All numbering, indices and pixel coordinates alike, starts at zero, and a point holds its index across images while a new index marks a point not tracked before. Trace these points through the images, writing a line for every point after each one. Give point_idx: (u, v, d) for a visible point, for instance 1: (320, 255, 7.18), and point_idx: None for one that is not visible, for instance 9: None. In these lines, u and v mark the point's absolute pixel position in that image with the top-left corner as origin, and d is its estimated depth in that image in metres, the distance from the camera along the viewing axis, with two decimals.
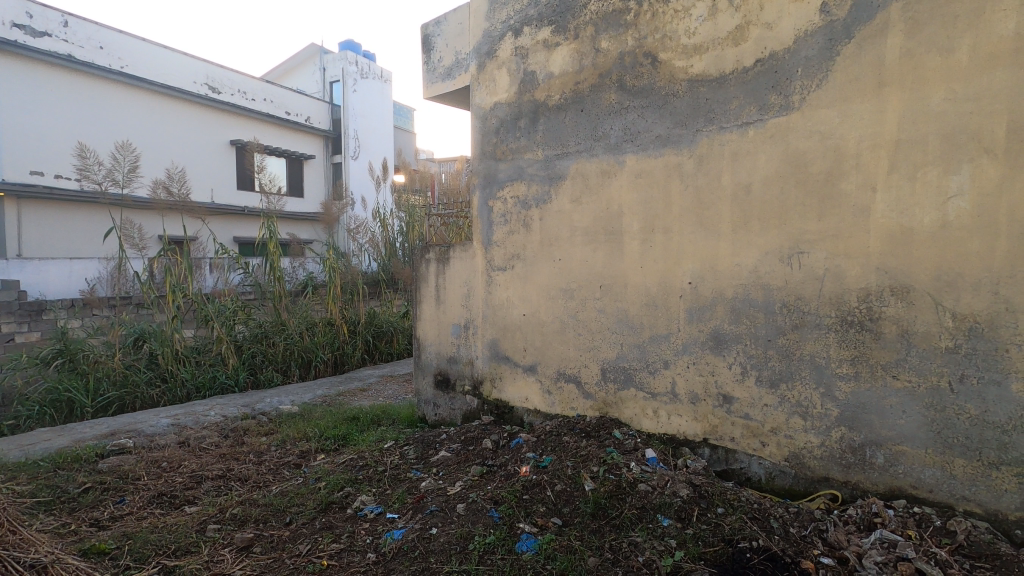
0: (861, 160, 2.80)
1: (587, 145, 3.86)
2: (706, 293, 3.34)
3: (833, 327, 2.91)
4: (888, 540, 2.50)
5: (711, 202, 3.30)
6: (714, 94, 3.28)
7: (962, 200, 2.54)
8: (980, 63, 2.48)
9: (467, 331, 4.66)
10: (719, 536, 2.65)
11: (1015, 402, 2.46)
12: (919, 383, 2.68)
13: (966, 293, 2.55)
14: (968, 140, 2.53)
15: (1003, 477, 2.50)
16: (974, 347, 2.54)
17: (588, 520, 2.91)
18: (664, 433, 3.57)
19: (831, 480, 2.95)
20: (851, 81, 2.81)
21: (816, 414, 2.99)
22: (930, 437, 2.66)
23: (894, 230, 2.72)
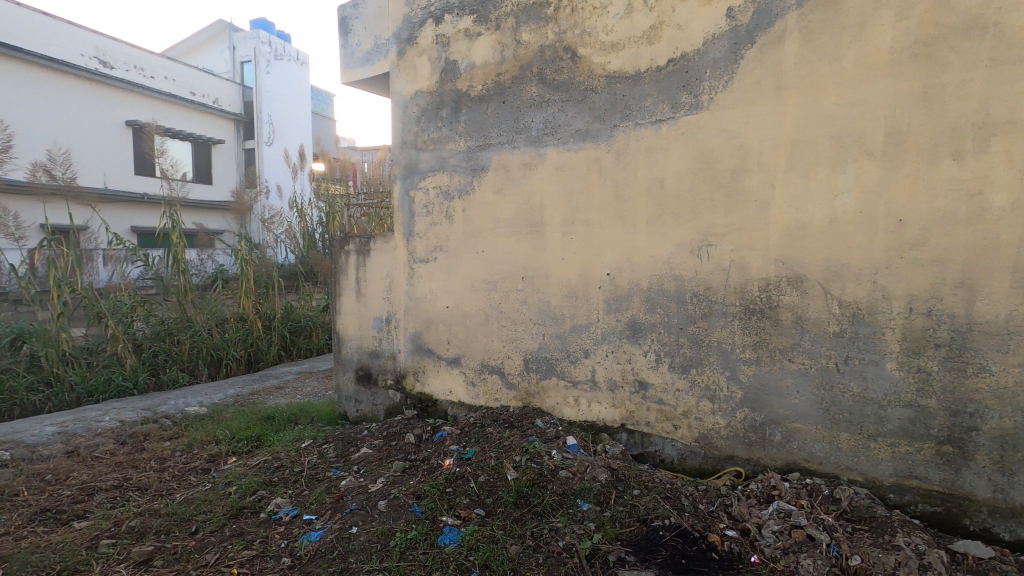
0: (763, 158, 2.99)
1: (509, 137, 3.86)
2: (624, 284, 3.46)
3: (737, 314, 3.10)
4: (783, 511, 2.71)
5: (628, 195, 3.42)
6: (630, 91, 3.38)
7: (847, 197, 2.78)
8: (863, 72, 2.72)
9: (389, 324, 4.55)
10: (635, 517, 2.77)
11: (890, 379, 2.74)
12: (811, 365, 2.92)
13: (850, 283, 2.80)
14: (853, 143, 2.76)
15: (880, 447, 2.78)
16: (857, 331, 2.80)
17: (511, 509, 2.94)
18: (585, 421, 3.68)
19: (735, 458, 3.16)
20: (753, 84, 2.98)
21: (723, 397, 3.18)
22: (820, 414, 2.91)
23: (790, 224, 2.93)
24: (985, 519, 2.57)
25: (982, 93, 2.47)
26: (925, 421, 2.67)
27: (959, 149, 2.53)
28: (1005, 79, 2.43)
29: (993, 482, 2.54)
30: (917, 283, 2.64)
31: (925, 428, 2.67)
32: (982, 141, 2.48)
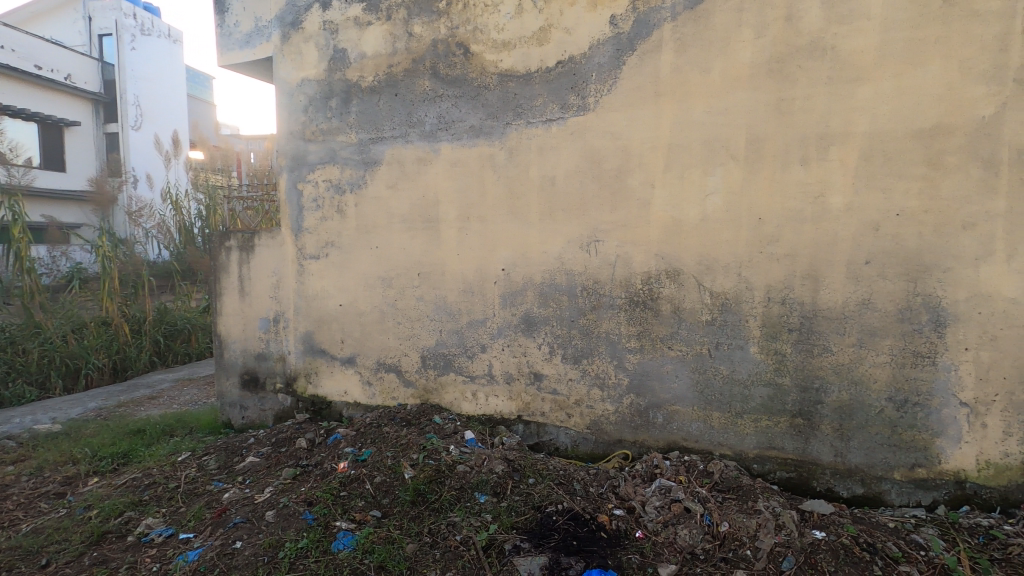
0: (644, 159, 3.19)
1: (402, 131, 3.79)
2: (518, 279, 3.54)
3: (623, 306, 3.29)
4: (664, 487, 2.93)
5: (521, 192, 3.50)
6: (521, 90, 3.45)
7: (716, 197, 3.05)
8: (728, 83, 2.98)
9: (277, 324, 4.30)
10: (530, 505, 2.85)
11: (752, 361, 3.05)
12: (688, 351, 3.17)
13: (719, 275, 3.07)
14: (720, 148, 3.03)
15: (745, 423, 3.09)
16: (726, 319, 3.08)
17: (408, 508, 2.92)
18: (482, 415, 3.73)
19: (623, 441, 3.37)
20: (634, 89, 3.17)
21: (611, 384, 3.37)
22: (695, 396, 3.18)
23: (669, 221, 3.16)
24: (828, 479, 2.95)
25: (823, 107, 2.81)
26: (781, 397, 3.01)
27: (806, 156, 2.86)
28: (840, 95, 2.78)
29: (834, 448, 2.93)
30: (774, 275, 2.96)
31: (781, 404, 3.01)
32: (823, 149, 2.83)
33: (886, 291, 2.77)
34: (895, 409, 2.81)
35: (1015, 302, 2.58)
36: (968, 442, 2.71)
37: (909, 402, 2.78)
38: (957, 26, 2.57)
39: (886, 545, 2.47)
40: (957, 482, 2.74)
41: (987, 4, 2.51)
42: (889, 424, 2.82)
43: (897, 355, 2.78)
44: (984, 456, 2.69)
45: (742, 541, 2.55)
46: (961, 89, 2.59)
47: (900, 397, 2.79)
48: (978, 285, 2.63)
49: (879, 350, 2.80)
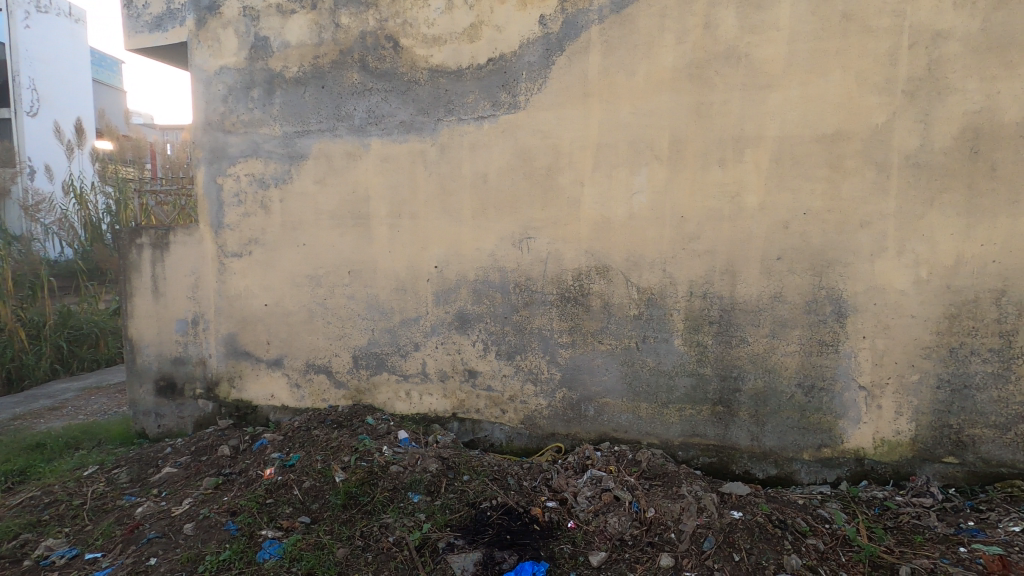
0: (573, 158, 3.26)
1: (329, 124, 3.68)
2: (451, 276, 3.53)
3: (555, 302, 3.35)
4: (595, 478, 3.02)
5: (453, 189, 3.49)
6: (452, 86, 3.43)
7: (641, 196, 3.16)
8: (652, 86, 3.09)
9: (196, 326, 4.06)
10: (464, 501, 2.86)
11: (677, 353, 3.19)
12: (617, 345, 3.27)
13: (645, 271, 3.19)
14: (646, 148, 3.14)
15: (671, 412, 3.23)
16: (652, 314, 3.20)
17: (339, 512, 2.86)
18: (417, 414, 3.70)
19: (556, 434, 3.44)
20: (564, 89, 3.23)
21: (544, 379, 3.43)
22: (624, 388, 3.29)
23: (597, 219, 3.24)
24: (746, 462, 3.14)
25: (739, 112, 2.98)
26: (703, 387, 3.16)
27: (723, 157, 3.02)
28: (754, 101, 2.95)
29: (751, 432, 3.12)
30: (696, 271, 3.11)
31: (703, 393, 3.16)
32: (739, 151, 2.99)
33: (794, 285, 2.97)
34: (804, 394, 3.02)
35: (905, 293, 2.84)
36: (866, 423, 2.96)
37: (815, 387, 3.00)
38: (855, 40, 2.79)
39: (796, 520, 2.66)
40: (857, 459, 2.99)
41: (879, 20, 2.74)
42: (799, 408, 3.04)
43: (805, 344, 2.99)
44: (879, 435, 2.95)
45: (667, 525, 2.68)
46: (858, 99, 2.81)
47: (808, 383, 3.01)
48: (873, 279, 2.87)
49: (790, 340, 3.01)
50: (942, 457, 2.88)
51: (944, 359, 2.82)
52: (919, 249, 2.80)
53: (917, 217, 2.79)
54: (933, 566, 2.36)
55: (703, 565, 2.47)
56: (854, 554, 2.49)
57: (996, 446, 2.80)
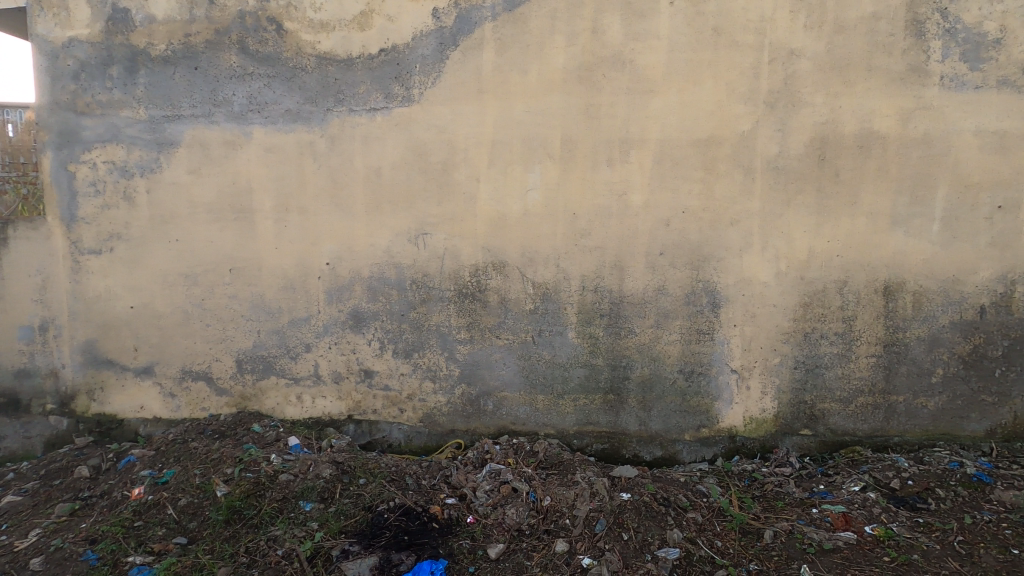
0: (469, 154, 3.25)
1: (204, 110, 3.38)
2: (344, 273, 3.40)
3: (453, 299, 3.35)
4: (494, 471, 3.07)
5: (345, 183, 3.35)
6: (342, 75, 3.29)
7: (535, 193, 3.23)
8: (545, 86, 3.17)
9: (44, 333, 3.56)
10: (360, 506, 2.81)
11: (571, 345, 3.30)
12: (514, 339, 3.33)
13: (540, 266, 3.27)
14: (539, 147, 3.21)
15: (566, 403, 3.34)
16: (547, 308, 3.29)
17: (221, 528, 2.71)
18: (309, 418, 3.53)
19: (456, 431, 3.44)
20: (459, 84, 3.21)
21: (443, 376, 3.42)
22: (522, 381, 3.36)
23: (493, 215, 3.27)
24: (634, 446, 3.33)
25: (624, 115, 3.13)
26: (595, 376, 3.31)
27: (611, 158, 3.17)
28: (637, 105, 3.12)
29: (639, 418, 3.31)
30: (587, 266, 3.24)
31: (596, 382, 3.31)
32: (625, 152, 3.15)
33: (675, 279, 3.19)
34: (685, 379, 3.26)
35: (768, 285, 3.15)
36: (737, 403, 3.25)
37: (695, 372, 3.25)
38: (724, 52, 3.04)
39: (678, 497, 2.87)
40: (730, 436, 3.28)
41: (745, 36, 3.01)
42: (680, 393, 3.27)
43: (685, 333, 3.22)
44: (748, 413, 3.25)
45: (562, 511, 2.77)
46: (727, 107, 3.07)
47: (688, 369, 3.25)
48: (742, 272, 3.15)
49: (672, 330, 3.23)
50: (798, 430, 3.23)
51: (800, 342, 3.17)
52: (779, 245, 3.12)
53: (777, 216, 3.10)
54: (792, 527, 2.65)
55: (595, 547, 2.59)
56: (727, 523, 2.73)
57: (841, 417, 3.19)
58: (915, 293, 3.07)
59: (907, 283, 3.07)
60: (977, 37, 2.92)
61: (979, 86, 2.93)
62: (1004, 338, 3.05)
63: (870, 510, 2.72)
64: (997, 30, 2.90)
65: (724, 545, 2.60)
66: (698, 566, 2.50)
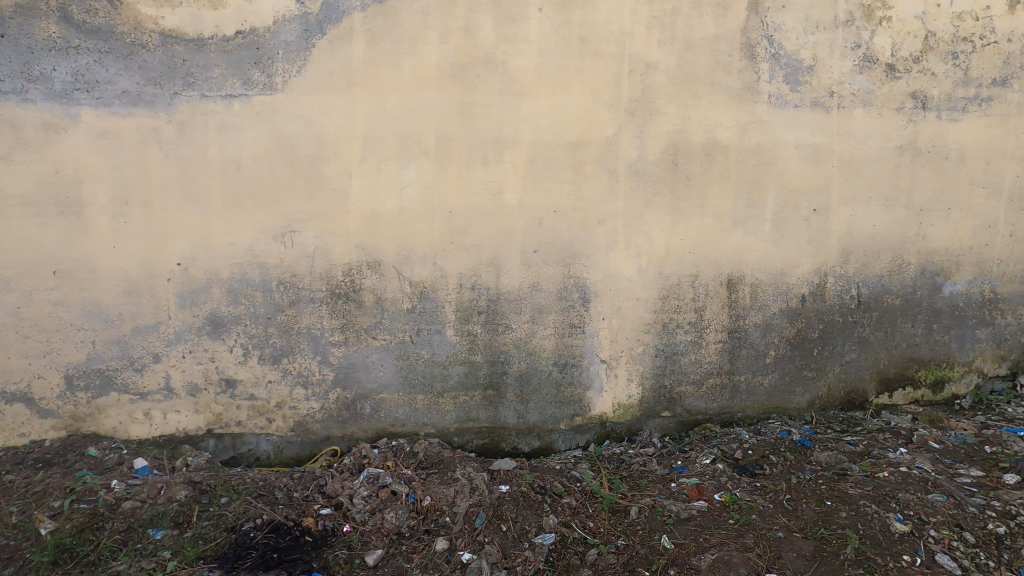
0: (339, 149, 3.12)
1: (16, 85, 2.89)
2: (199, 275, 3.10)
3: (324, 299, 3.19)
4: (373, 476, 3.00)
5: (198, 175, 3.05)
6: (191, 56, 2.99)
7: (411, 190, 3.18)
8: (418, 82, 3.13)
9: None
10: (221, 528, 2.67)
11: (450, 343, 3.30)
12: (391, 339, 3.26)
13: (417, 265, 3.23)
14: (414, 144, 3.16)
15: (446, 401, 3.34)
16: (425, 306, 3.26)
17: (46, 571, 2.45)
18: (161, 436, 3.18)
19: (331, 437, 3.30)
20: (327, 75, 3.06)
21: (315, 381, 3.25)
22: (400, 382, 3.30)
23: (367, 212, 3.17)
24: (513, 439, 3.42)
25: (498, 115, 3.19)
26: (474, 372, 3.34)
27: (485, 157, 3.21)
28: (510, 106, 3.19)
29: (517, 411, 3.40)
30: (464, 263, 3.26)
31: (475, 378, 3.34)
32: (499, 152, 3.22)
33: (548, 275, 3.32)
34: (559, 371, 3.41)
35: (631, 280, 3.39)
36: (606, 391, 3.47)
37: (568, 364, 3.41)
38: (589, 61, 3.21)
39: (553, 484, 3.00)
40: (601, 423, 3.49)
41: (607, 47, 3.21)
42: (555, 384, 3.42)
43: (559, 327, 3.37)
44: (616, 400, 3.48)
45: (442, 509, 2.78)
46: (593, 113, 3.25)
47: (562, 361, 3.40)
48: (608, 268, 3.37)
49: (546, 324, 3.36)
50: (660, 412, 3.53)
51: (660, 332, 3.45)
52: (640, 243, 3.37)
53: (638, 216, 3.35)
54: (654, 502, 2.88)
55: (474, 541, 2.64)
56: (598, 504, 2.90)
57: (695, 398, 3.54)
58: (752, 286, 3.49)
59: (746, 276, 3.47)
60: (796, 63, 3.37)
61: (798, 105, 3.39)
62: (820, 322, 3.57)
63: (718, 479, 3.05)
64: (810, 58, 3.37)
65: (595, 525, 2.76)
66: (572, 547, 2.63)
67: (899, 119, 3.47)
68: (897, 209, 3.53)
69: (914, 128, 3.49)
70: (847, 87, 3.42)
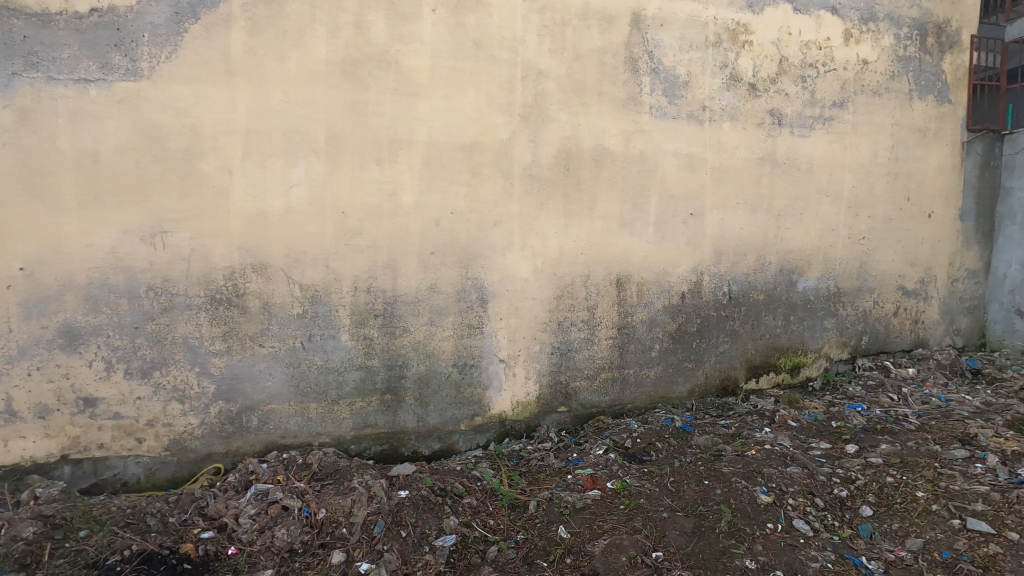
0: (218, 143, 2.90)
1: None
2: (49, 281, 2.74)
3: (203, 305, 2.95)
4: (261, 492, 2.83)
5: (46, 168, 2.69)
6: (34, 33, 2.64)
7: (299, 189, 3.03)
8: (305, 76, 2.99)
9: None
10: (80, 564, 2.39)
11: (345, 349, 3.19)
12: (279, 346, 3.09)
13: (307, 267, 3.09)
14: (302, 140, 3.02)
15: (341, 408, 3.22)
16: (317, 311, 3.13)
17: None
18: (2, 467, 2.78)
19: (213, 454, 3.05)
20: (201, 63, 2.83)
21: (194, 394, 2.99)
22: (291, 391, 3.13)
23: (251, 212, 2.97)
24: (413, 443, 3.38)
25: (391, 114, 3.14)
26: (371, 378, 3.26)
27: (379, 157, 3.14)
28: (404, 106, 3.15)
29: (416, 414, 3.37)
30: (358, 266, 3.16)
31: (372, 384, 3.26)
32: (393, 152, 3.16)
33: (446, 277, 3.32)
34: (458, 372, 3.42)
35: (527, 280, 3.48)
36: (505, 390, 3.53)
37: (468, 365, 3.43)
38: (483, 65, 3.25)
39: (453, 485, 3.01)
40: (501, 422, 3.55)
41: (500, 52, 3.27)
42: (455, 386, 3.42)
43: (457, 328, 3.38)
44: (515, 398, 3.56)
45: (338, 521, 2.68)
46: (487, 116, 3.29)
47: (461, 362, 3.42)
48: (505, 269, 3.43)
49: (445, 326, 3.35)
50: (557, 408, 3.66)
51: (555, 330, 3.58)
52: (536, 244, 3.47)
53: (533, 218, 3.45)
54: (551, 495, 2.98)
55: (373, 550, 2.56)
56: (498, 501, 2.95)
57: (589, 392, 3.71)
58: (638, 284, 3.72)
59: (633, 275, 3.70)
60: (673, 78, 3.64)
61: (675, 117, 3.67)
62: (698, 317, 3.89)
63: (610, 468, 3.22)
64: (685, 74, 3.67)
65: (495, 522, 2.80)
66: (473, 546, 2.64)
67: (760, 133, 3.87)
68: (760, 213, 3.94)
69: (773, 142, 3.91)
70: (717, 103, 3.76)
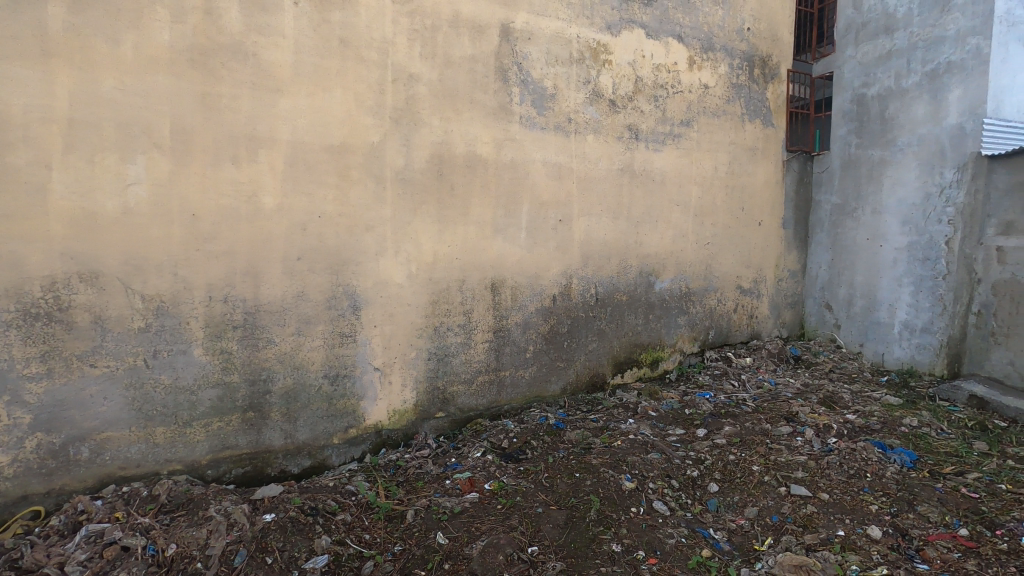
0: (30, 133, 2.49)
1: None
2: None
3: (13, 323, 2.52)
4: (94, 533, 2.47)
5: None
6: None
7: (139, 188, 2.70)
8: (143, 62, 2.67)
9: None
10: None
11: (198, 364, 2.90)
12: (116, 366, 2.73)
13: (151, 276, 2.76)
14: (141, 134, 2.70)
15: (194, 431, 2.93)
16: (163, 324, 2.81)
17: None
18: None
19: (30, 496, 2.61)
20: (7, 38, 2.42)
21: (3, 428, 2.53)
22: (132, 415, 2.78)
23: (76, 213, 2.59)
24: (281, 462, 3.16)
25: (249, 111, 2.92)
26: (230, 395, 3.00)
27: (235, 156, 2.90)
28: (263, 103, 2.95)
29: (283, 431, 3.16)
30: (213, 274, 2.90)
31: (231, 402, 3.00)
32: (252, 151, 2.94)
33: (314, 284, 3.16)
34: (330, 384, 3.27)
35: (402, 286, 3.43)
36: (381, 399, 3.44)
37: (340, 375, 3.29)
38: (350, 64, 3.15)
39: (326, 503, 2.87)
40: (376, 432, 3.45)
41: (368, 53, 3.19)
42: (326, 398, 3.26)
43: (327, 337, 3.22)
44: (391, 407, 3.48)
45: (191, 556, 2.42)
46: (356, 117, 3.19)
47: (333, 373, 3.27)
48: (378, 275, 3.34)
49: (314, 335, 3.18)
50: (434, 414, 3.64)
51: (432, 336, 3.56)
52: (410, 249, 3.43)
53: (406, 223, 3.40)
54: (429, 502, 2.95)
55: None
56: (374, 514, 2.87)
57: (466, 396, 3.74)
58: (512, 288, 3.83)
59: (506, 279, 3.80)
60: (541, 90, 3.81)
61: (544, 128, 3.84)
62: (568, 318, 4.09)
63: (487, 470, 3.27)
64: (552, 88, 3.85)
65: (371, 537, 2.71)
66: (347, 564, 2.52)
67: (620, 146, 4.18)
68: (621, 220, 4.25)
69: (631, 154, 4.24)
70: (582, 116, 3.99)
